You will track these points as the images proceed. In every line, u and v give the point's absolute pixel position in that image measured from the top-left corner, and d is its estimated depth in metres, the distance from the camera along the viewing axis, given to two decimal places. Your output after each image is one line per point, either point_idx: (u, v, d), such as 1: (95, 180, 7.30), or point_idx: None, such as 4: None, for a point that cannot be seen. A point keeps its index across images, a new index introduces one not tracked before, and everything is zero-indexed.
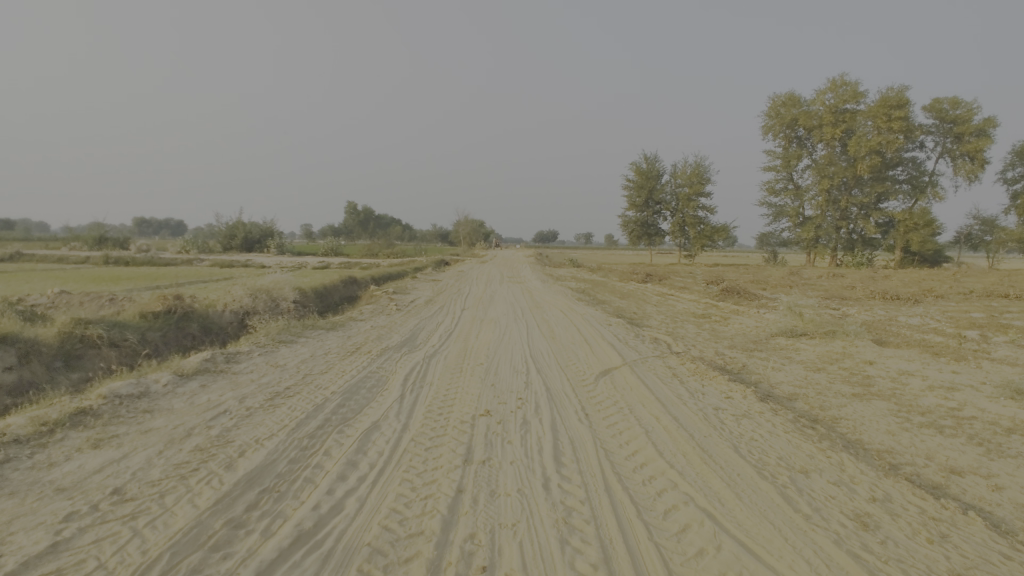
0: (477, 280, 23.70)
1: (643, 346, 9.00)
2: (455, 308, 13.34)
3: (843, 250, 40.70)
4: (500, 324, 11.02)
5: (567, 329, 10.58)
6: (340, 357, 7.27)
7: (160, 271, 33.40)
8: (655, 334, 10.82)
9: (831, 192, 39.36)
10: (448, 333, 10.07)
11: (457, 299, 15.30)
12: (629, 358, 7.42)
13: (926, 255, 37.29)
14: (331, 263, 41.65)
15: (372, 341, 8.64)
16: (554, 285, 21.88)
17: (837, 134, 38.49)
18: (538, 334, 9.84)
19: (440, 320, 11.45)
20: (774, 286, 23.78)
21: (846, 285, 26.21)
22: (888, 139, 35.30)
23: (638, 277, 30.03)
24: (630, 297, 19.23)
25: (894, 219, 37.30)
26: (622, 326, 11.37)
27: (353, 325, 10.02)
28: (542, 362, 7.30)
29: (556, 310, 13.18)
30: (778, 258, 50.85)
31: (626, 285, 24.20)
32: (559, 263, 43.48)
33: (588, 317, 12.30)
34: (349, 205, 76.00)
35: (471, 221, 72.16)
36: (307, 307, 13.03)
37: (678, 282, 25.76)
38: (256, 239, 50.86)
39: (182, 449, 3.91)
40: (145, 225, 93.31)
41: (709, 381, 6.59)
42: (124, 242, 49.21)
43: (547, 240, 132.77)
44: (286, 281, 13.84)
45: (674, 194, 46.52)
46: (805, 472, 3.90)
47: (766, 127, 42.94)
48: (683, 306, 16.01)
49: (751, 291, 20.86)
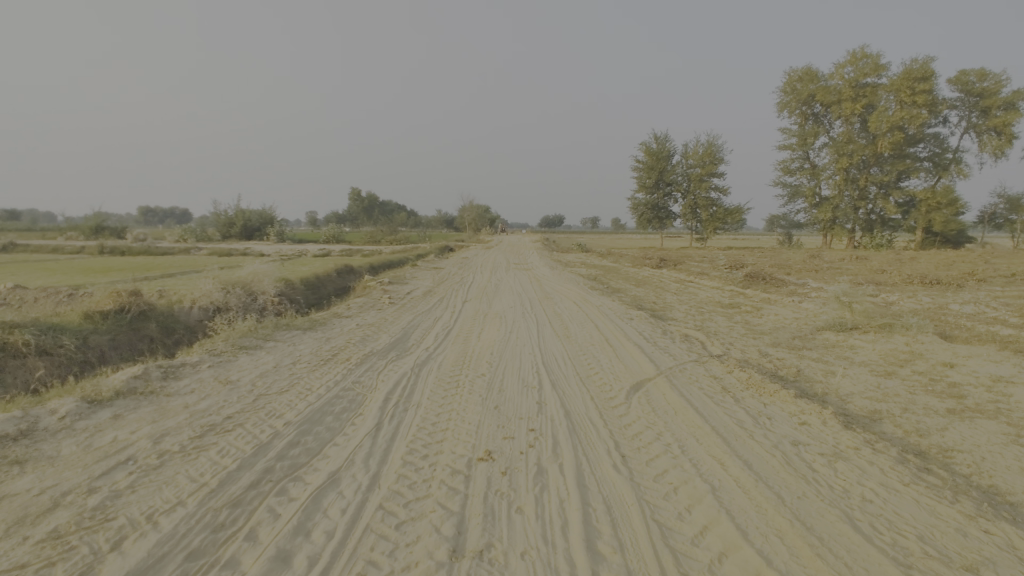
0: (482, 268, 22.35)
1: (675, 346, 7.61)
2: (457, 301, 11.99)
3: (861, 232, 38.89)
4: (506, 319, 9.66)
5: (583, 325, 9.19)
6: (308, 368, 5.92)
7: (155, 261, 32.25)
8: (685, 330, 9.40)
9: (849, 171, 37.44)
10: (446, 332, 8.70)
11: (459, 290, 13.94)
12: (664, 366, 6.03)
13: (949, 235, 35.36)
14: (332, 251, 40.39)
15: (354, 345, 7.29)
16: (563, 272, 20.50)
17: (857, 110, 36.43)
18: (551, 332, 8.46)
19: (438, 316, 10.08)
20: (799, 271, 22.20)
21: (871, 269, 24.61)
22: (911, 113, 33.27)
23: (649, 262, 28.56)
24: (646, 284, 17.84)
25: (916, 198, 35.36)
26: (645, 320, 9.97)
27: (335, 324, 8.66)
28: (557, 373, 5.90)
29: (569, 302, 11.76)
30: (792, 240, 49.01)
31: (640, 272, 22.77)
32: (567, 248, 42.06)
33: (605, 309, 10.88)
34: (353, 192, 74.64)
35: (475, 206, 70.54)
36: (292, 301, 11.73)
37: (694, 268, 24.28)
38: (256, 227, 49.66)
39: (25, 540, 2.59)
40: (151, 214, 92.51)
41: (770, 398, 5.19)
42: (122, 231, 48.19)
43: (553, 225, 131.36)
44: (269, 271, 12.52)
45: (685, 175, 44.71)
46: (974, 571, 2.52)
47: (781, 104, 40.90)
48: (706, 295, 14.59)
49: (775, 276, 19.34)
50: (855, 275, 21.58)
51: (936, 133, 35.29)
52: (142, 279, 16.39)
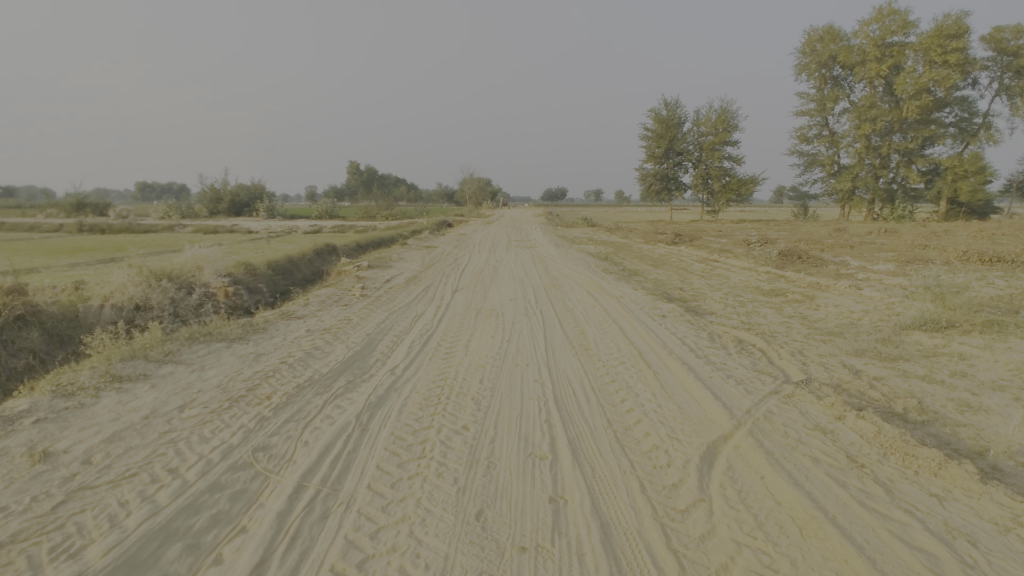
0: (481, 246, 20.20)
1: (735, 362, 5.56)
2: (446, 291, 9.90)
3: (882, 203, 36.32)
4: (504, 318, 7.59)
5: (604, 325, 7.11)
6: (201, 418, 3.86)
7: (132, 240, 30.17)
8: (735, 332, 7.31)
9: (870, 138, 34.69)
10: (424, 341, 6.62)
11: (451, 275, 11.85)
12: (738, 412, 3.99)
13: (975, 205, 32.73)
14: (324, 227, 38.12)
15: (291, 368, 5.21)
16: (570, 251, 18.36)
17: (883, 72, 33.46)
18: (563, 340, 6.40)
19: (419, 315, 8.01)
20: (833, 248, 19.89)
21: (903, 244, 22.31)
22: (942, 74, 30.41)
23: (662, 237, 26.26)
24: (665, 264, 15.70)
25: (941, 166, 32.65)
26: (678, 316, 7.89)
27: (276, 330, 6.58)
28: (580, 425, 3.84)
29: (580, 291, 9.69)
30: (808, 213, 46.44)
31: (655, 248, 20.59)
32: (572, 222, 39.79)
33: (626, 300, 8.78)
34: (350, 166, 72.00)
35: (477, 178, 67.84)
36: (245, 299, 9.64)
37: (712, 244, 22.07)
38: (245, 203, 47.36)
39: None
40: (149, 189, 90.13)
41: (939, 482, 3.08)
42: (105, 206, 45.96)
43: (555, 198, 128.32)
44: (218, 258, 10.38)
45: (697, 144, 42.00)
46: None
47: (800, 66, 37.84)
48: (740, 280, 12.48)
49: (811, 254, 17.10)
50: (894, 252, 19.27)
51: (964, 96, 32.35)
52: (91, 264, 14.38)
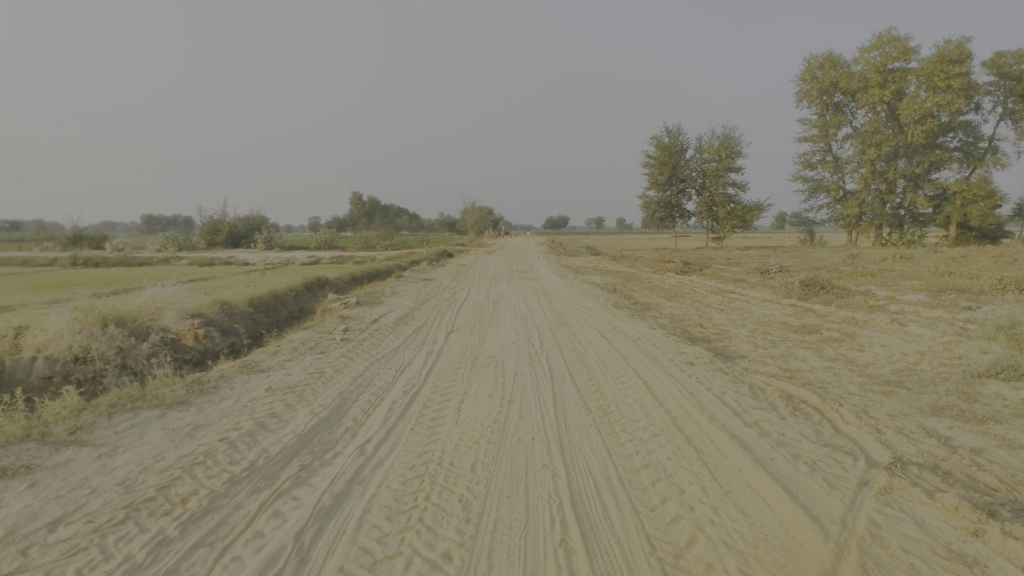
0: (481, 278, 19.17)
1: (796, 433, 4.41)
2: (439, 334, 8.79)
3: (890, 228, 35.34)
4: (503, 369, 6.46)
5: (622, 379, 5.98)
6: (74, 545, 2.73)
7: (124, 274, 29.37)
8: (779, 384, 6.16)
9: (875, 163, 33.97)
10: (408, 401, 5.49)
11: (447, 313, 10.77)
12: (831, 530, 2.83)
13: (987, 230, 31.68)
14: (322, 258, 37.31)
15: (231, 446, 4.08)
16: (576, 283, 17.35)
17: (886, 97, 32.95)
18: (576, 401, 5.26)
19: (407, 364, 6.91)
20: (852, 276, 18.74)
21: (922, 271, 21.20)
22: (946, 99, 29.88)
23: (670, 266, 25.19)
24: (679, 297, 14.63)
25: (949, 191, 31.79)
26: (708, 363, 6.75)
27: (230, 389, 5.45)
28: (612, 554, 2.71)
29: (591, 331, 8.57)
30: (815, 238, 45.49)
31: (664, 279, 19.54)
32: (575, 251, 38.98)
33: (644, 343, 7.65)
34: (352, 196, 71.88)
35: (478, 208, 67.44)
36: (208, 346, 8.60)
37: (724, 273, 21.07)
38: (242, 234, 46.76)
39: None
40: (155, 222, 90.40)
41: None
42: (102, 238, 45.43)
43: (556, 226, 128.39)
44: (183, 298, 9.30)
45: (700, 170, 41.44)
46: None
47: (800, 93, 37.48)
48: (764, 315, 11.37)
49: (832, 283, 15.98)
50: (918, 280, 18.17)
51: (968, 120, 31.71)
52: (62, 302, 13.42)
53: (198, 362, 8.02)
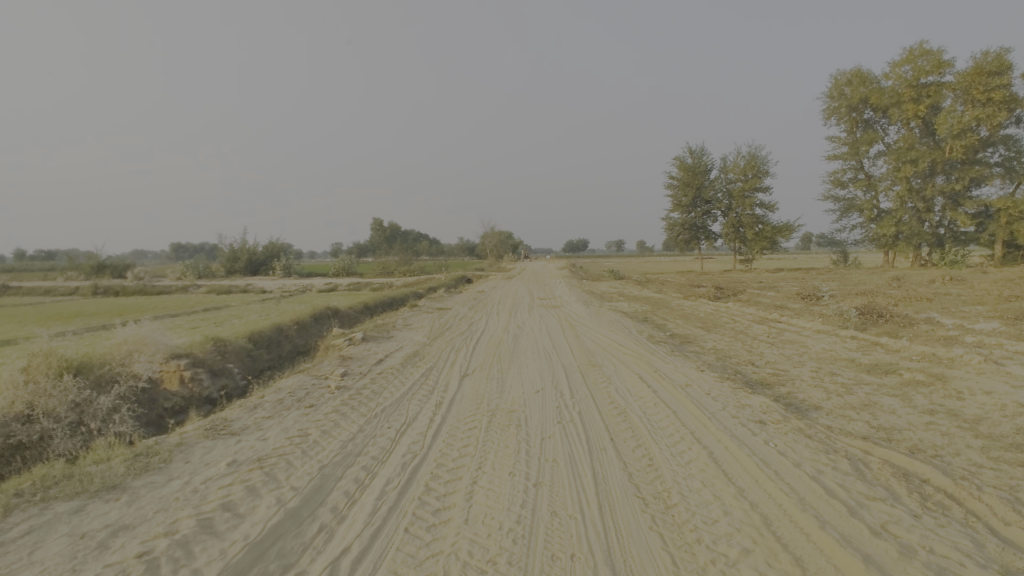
0: (500, 306, 18.04)
1: (953, 549, 3.06)
2: (453, 379, 7.61)
3: (930, 248, 33.20)
4: (527, 432, 5.23)
5: (679, 446, 4.71)
6: None
7: (140, 304, 29.03)
8: (883, 454, 4.80)
9: (911, 180, 32.13)
10: (405, 479, 4.28)
11: (462, 350, 9.61)
12: None
13: None
14: (339, 285, 36.74)
15: (151, 569, 2.92)
16: (603, 311, 16.07)
17: (920, 112, 31.30)
18: (625, 484, 3.98)
19: (411, 422, 5.72)
20: (906, 302, 17.00)
21: (980, 295, 19.29)
22: (986, 113, 28.07)
23: (700, 291, 23.65)
24: (719, 328, 13.23)
25: (992, 208, 29.66)
26: (782, 421, 5.42)
27: (184, 463, 4.35)
28: None
29: (628, 376, 7.28)
30: (849, 259, 43.32)
31: (697, 306, 18.09)
32: (597, 275, 37.63)
33: (696, 393, 6.35)
34: (373, 222, 72.06)
35: (497, 232, 66.74)
36: (176, 399, 7.66)
37: (761, 299, 19.56)
38: (261, 261, 46.68)
39: None
40: (183, 250, 92.26)
41: None
42: (125, 267, 45.72)
43: (576, 249, 127.50)
44: (160, 338, 8.31)
45: (726, 191, 40.03)
46: None
47: (828, 110, 36.01)
48: (823, 351, 9.94)
49: (889, 310, 14.33)
50: (981, 306, 16.36)
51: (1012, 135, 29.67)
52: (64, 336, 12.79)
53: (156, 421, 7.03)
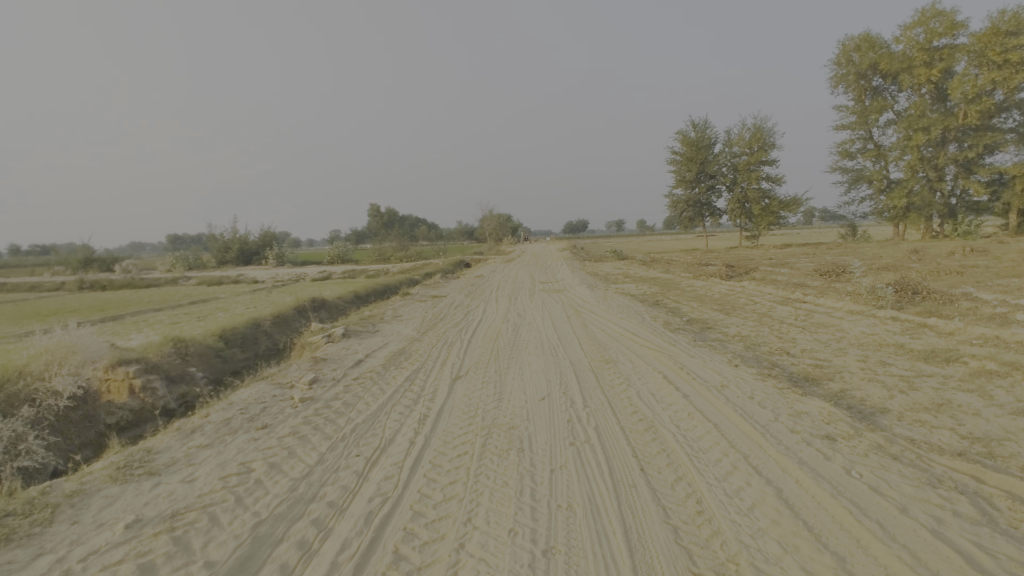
0: (499, 291, 16.85)
1: None
2: (444, 383, 6.45)
3: (942, 219, 31.73)
4: (533, 459, 4.08)
5: (733, 479, 3.57)
6: None
7: (126, 298, 27.89)
8: (1002, 483, 3.63)
9: (922, 149, 30.51)
10: (367, 544, 3.13)
11: (454, 346, 8.45)
12: None
13: None
14: (334, 273, 35.52)
15: None
16: (610, 294, 14.89)
17: (933, 77, 29.56)
18: (672, 550, 2.85)
19: (386, 446, 4.57)
20: (934, 276, 15.72)
21: (1009, 267, 17.95)
22: (1003, 75, 26.31)
23: (710, 270, 22.42)
24: (739, 310, 12.04)
25: (1006, 175, 28.08)
26: (855, 436, 4.28)
27: (67, 528, 3.20)
28: None
29: (651, 376, 6.12)
30: (858, 233, 41.90)
31: (709, 286, 16.86)
32: (600, 255, 36.37)
33: (737, 399, 5.19)
34: (370, 208, 70.56)
35: (496, 214, 65.22)
36: (114, 415, 6.52)
37: (777, 277, 18.31)
38: (254, 250, 45.39)
39: None
40: (179, 241, 91.01)
41: None
42: (114, 260, 44.43)
43: (576, 231, 126.10)
44: (97, 345, 7.11)
45: (731, 165, 38.54)
46: None
47: (835, 78, 34.24)
48: (866, 337, 8.76)
49: (922, 286, 13.07)
50: (1016, 279, 15.09)
51: None
52: (24, 337, 11.68)
53: (88, 447, 5.91)
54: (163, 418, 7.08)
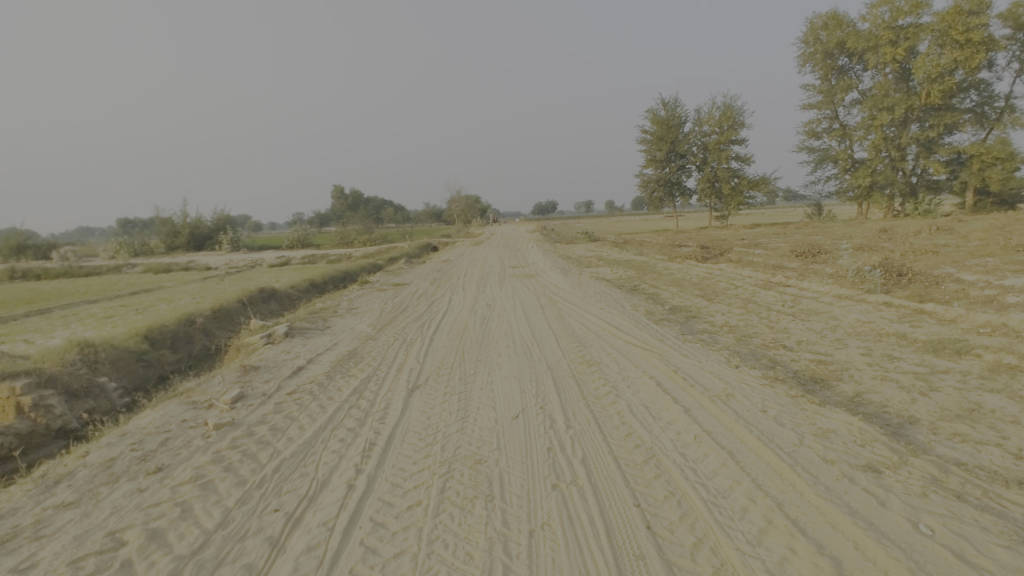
0: (467, 277, 15.77)
1: None
2: (399, 396, 5.40)
3: (903, 198, 31.74)
4: (505, 514, 3.10)
5: (774, 544, 2.67)
6: None
7: (62, 288, 25.62)
8: None
9: (886, 128, 30.31)
10: None
11: (414, 346, 7.38)
12: None
13: (1008, 195, 27.33)
14: (294, 258, 33.67)
15: None
16: (584, 280, 13.98)
17: (898, 56, 29.10)
18: None
19: (313, 495, 3.52)
20: (913, 255, 15.33)
21: (981, 246, 17.76)
22: (965, 55, 26.04)
23: (685, 252, 21.79)
24: (722, 296, 11.30)
25: (964, 155, 28.06)
26: (903, 466, 3.44)
27: None
28: None
29: (642, 383, 5.22)
30: (824, 212, 42.16)
31: (687, 270, 16.15)
32: (571, 237, 35.53)
33: (748, 414, 4.33)
34: (335, 190, 67.89)
35: (464, 195, 63.57)
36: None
37: (754, 259, 17.73)
38: (207, 235, 42.82)
39: None
40: (131, 224, 86.03)
41: None
42: (51, 246, 41.17)
43: (547, 212, 125.29)
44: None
45: (701, 145, 38.02)
46: None
47: (803, 57, 33.78)
48: (862, 327, 8.10)
49: (904, 267, 12.58)
50: (992, 258, 14.79)
51: (985, 79, 27.87)
52: None
53: None
54: (61, 442, 5.92)
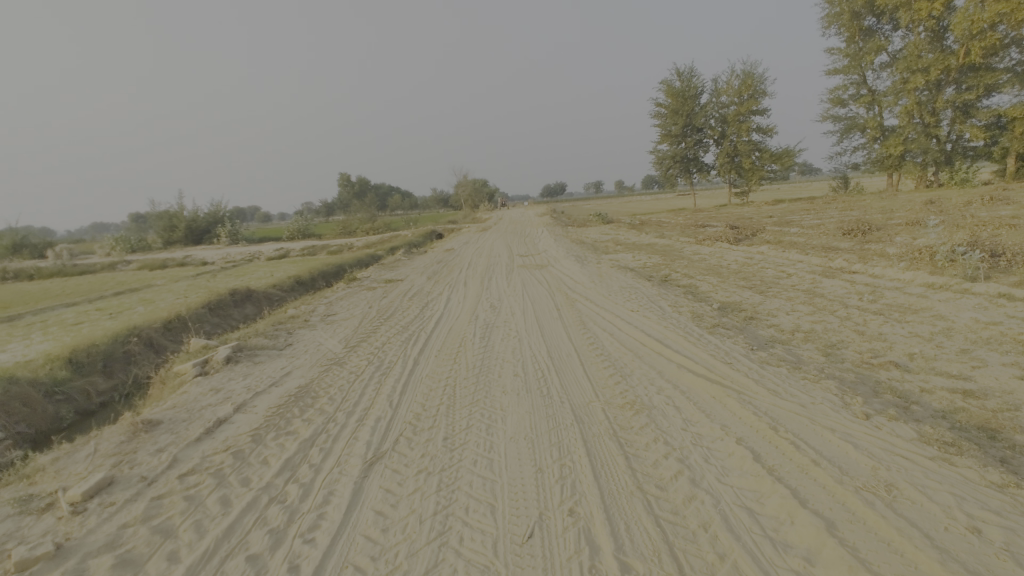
0: (471, 269, 13.84)
1: None
2: (348, 476, 3.50)
3: (936, 166, 28.77)
4: None
5: None
6: None
7: (47, 289, 24.13)
8: None
9: (919, 93, 27.30)
10: None
11: (391, 374, 5.50)
12: None
13: None
14: (294, 250, 31.99)
15: None
16: (606, 270, 12.00)
17: (934, 13, 25.76)
18: None
19: None
20: (990, 229, 12.99)
21: None
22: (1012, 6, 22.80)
23: (712, 232, 19.60)
24: (776, 288, 9.29)
25: (1007, 118, 24.95)
26: None
27: None
28: None
29: (731, 456, 3.27)
30: (851, 184, 39.35)
31: (722, 254, 14.05)
32: (584, 219, 33.29)
33: (958, 543, 2.35)
34: (340, 177, 65.97)
35: (470, 179, 61.17)
36: None
37: (797, 239, 15.47)
38: (204, 228, 41.15)
39: None
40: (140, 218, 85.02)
41: None
42: (47, 245, 39.82)
43: (556, 194, 122.65)
44: None
45: (720, 116, 35.39)
46: None
47: (827, 18, 30.73)
48: (986, 332, 6.04)
49: (994, 244, 10.29)
50: None
51: None
52: None
53: None
54: None
